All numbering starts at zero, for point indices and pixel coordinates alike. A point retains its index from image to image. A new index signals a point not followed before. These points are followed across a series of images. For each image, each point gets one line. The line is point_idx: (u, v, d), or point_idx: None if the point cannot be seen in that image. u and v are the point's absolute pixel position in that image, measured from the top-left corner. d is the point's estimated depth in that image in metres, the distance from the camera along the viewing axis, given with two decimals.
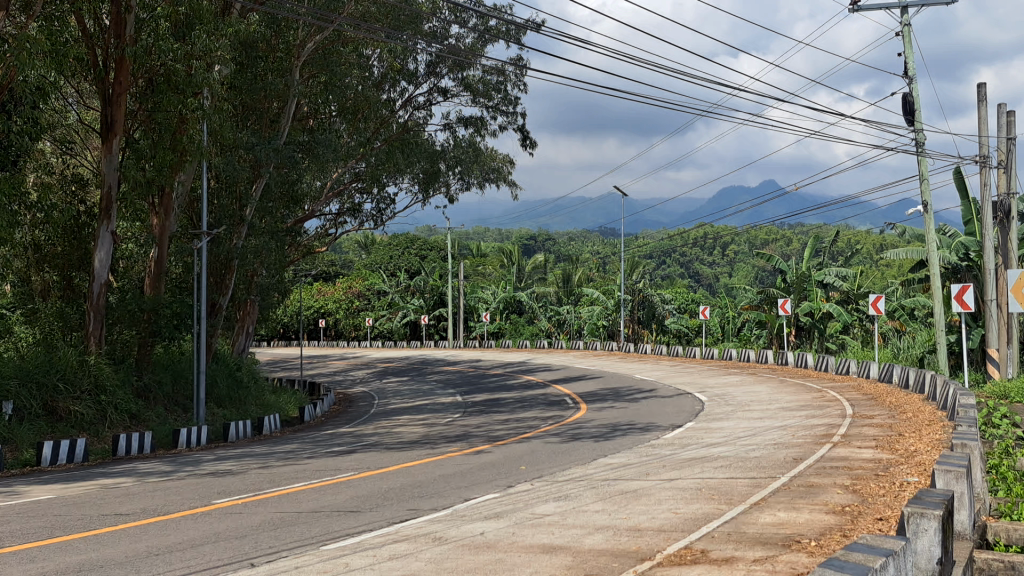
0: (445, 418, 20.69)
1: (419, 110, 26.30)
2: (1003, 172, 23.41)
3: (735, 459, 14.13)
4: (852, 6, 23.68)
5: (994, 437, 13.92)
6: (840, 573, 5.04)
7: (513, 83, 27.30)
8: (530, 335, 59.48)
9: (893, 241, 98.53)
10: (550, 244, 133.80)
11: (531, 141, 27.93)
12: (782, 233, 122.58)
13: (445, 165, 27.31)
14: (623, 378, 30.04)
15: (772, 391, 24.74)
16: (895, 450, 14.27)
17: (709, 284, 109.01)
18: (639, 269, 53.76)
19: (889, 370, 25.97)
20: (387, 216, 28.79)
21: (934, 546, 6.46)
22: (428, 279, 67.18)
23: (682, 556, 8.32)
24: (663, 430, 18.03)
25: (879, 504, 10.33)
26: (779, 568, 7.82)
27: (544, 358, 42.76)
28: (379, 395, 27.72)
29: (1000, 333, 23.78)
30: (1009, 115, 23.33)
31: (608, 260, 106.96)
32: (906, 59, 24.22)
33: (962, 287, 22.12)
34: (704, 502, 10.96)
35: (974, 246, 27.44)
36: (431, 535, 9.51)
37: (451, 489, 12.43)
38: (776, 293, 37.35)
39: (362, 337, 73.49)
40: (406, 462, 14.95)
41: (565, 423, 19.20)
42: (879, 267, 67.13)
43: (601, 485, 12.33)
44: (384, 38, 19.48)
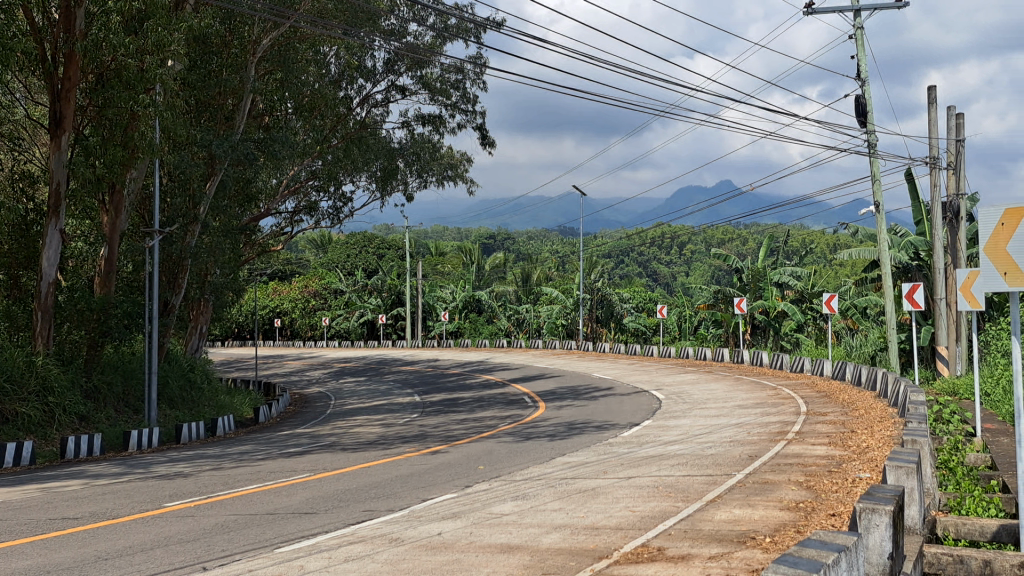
0: (403, 418, 20.57)
1: (377, 107, 26.09)
2: (953, 173, 23.88)
3: (692, 456, 14.24)
4: (806, 9, 24.04)
5: (945, 433, 14.16)
6: (793, 569, 5.06)
7: (471, 81, 27.18)
8: (490, 335, 59.40)
9: (847, 241, 99.80)
10: (508, 243, 134.05)
11: (490, 140, 27.82)
12: (738, 233, 123.86)
13: (403, 164, 27.14)
14: (581, 377, 30.07)
15: (728, 390, 24.99)
16: (847, 446, 14.49)
17: (666, 283, 109.69)
18: (598, 268, 53.92)
19: (842, 368, 26.34)
20: (344, 215, 28.58)
21: (885, 541, 6.54)
22: (386, 278, 66.82)
23: (638, 554, 8.34)
24: (620, 428, 18.11)
25: (833, 500, 10.47)
26: (733, 565, 7.87)
27: (501, 357, 42.69)
28: (336, 395, 27.50)
29: (949, 331, 24.23)
30: (958, 118, 23.78)
31: (567, 260, 107.10)
32: (859, 62, 24.63)
33: (913, 286, 22.44)
34: (661, 499, 11.02)
35: (924, 245, 27.97)
36: (388, 536, 9.43)
37: (408, 489, 12.35)
38: (732, 292, 37.71)
39: (318, 337, 72.93)
40: (362, 463, 14.83)
41: (523, 422, 19.17)
42: (834, 266, 68.01)
43: (559, 484, 12.34)
44: (342, 35, 19.24)
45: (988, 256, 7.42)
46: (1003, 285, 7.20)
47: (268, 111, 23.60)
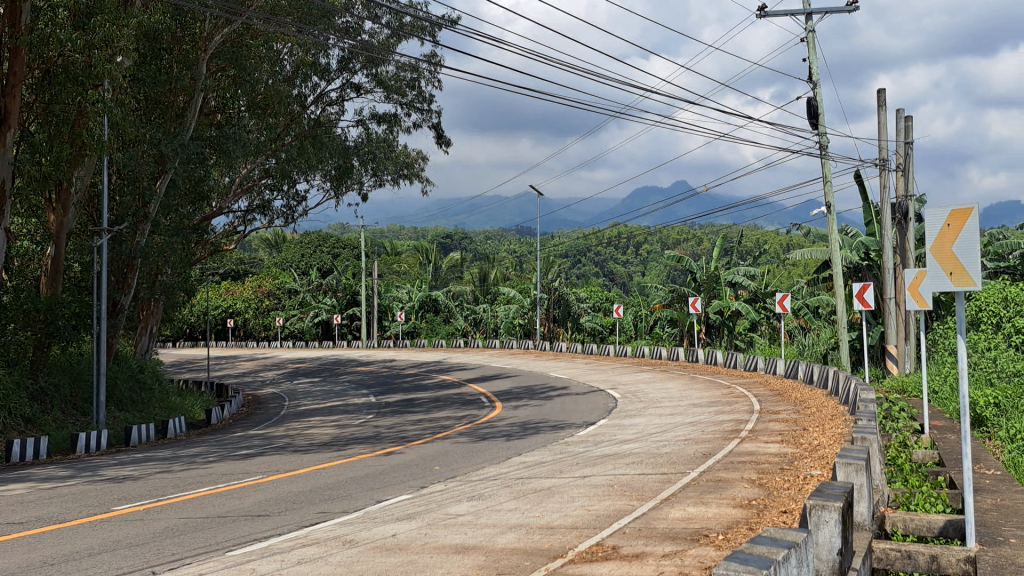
0: (357, 419, 20.41)
1: (331, 106, 25.90)
2: (901, 174, 24.34)
3: (646, 455, 14.34)
4: (758, 12, 24.34)
5: (893, 430, 14.41)
6: (744, 565, 5.09)
7: (427, 80, 27.09)
8: (447, 335, 59.26)
9: (800, 241, 101.20)
10: (465, 243, 134.01)
11: (446, 140, 27.76)
12: (693, 233, 125.08)
13: (357, 162, 26.95)
14: (538, 376, 30.11)
15: (683, 388, 25.20)
16: (799, 443, 14.71)
17: (622, 283, 110.39)
18: (555, 268, 54.15)
19: (794, 367, 26.69)
20: (298, 214, 28.33)
21: (834, 538, 6.62)
22: (341, 278, 66.35)
23: (593, 552, 8.37)
24: (576, 427, 18.17)
25: (784, 497, 10.60)
26: (687, 562, 7.93)
27: (458, 358, 42.63)
28: (290, 396, 27.24)
29: (899, 330, 24.71)
30: (907, 120, 24.24)
31: (524, 260, 107.19)
32: (810, 65, 24.99)
33: (863, 286, 22.80)
34: (615, 498, 11.08)
35: (874, 246, 28.47)
36: (342, 538, 9.35)
37: (363, 491, 12.25)
38: (686, 292, 38.07)
39: (272, 337, 72.24)
40: (316, 465, 14.69)
41: (478, 422, 19.13)
42: (786, 268, 68.90)
43: (514, 484, 12.34)
44: (296, 32, 19.04)
45: (934, 256, 7.57)
46: (949, 285, 7.33)
47: (221, 109, 23.30)
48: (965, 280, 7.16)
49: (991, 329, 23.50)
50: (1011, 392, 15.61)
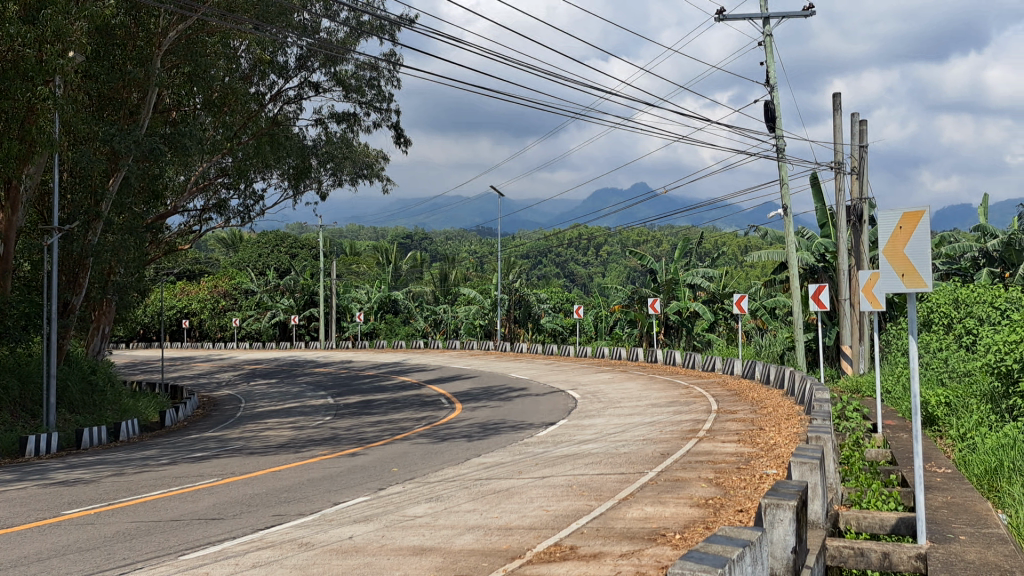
0: (315, 421, 20.25)
1: (289, 104, 25.65)
2: (857, 178, 24.72)
3: (605, 455, 14.39)
4: (717, 15, 24.55)
5: (847, 429, 14.62)
6: (698, 564, 5.09)
7: (387, 79, 26.93)
8: (406, 335, 58.99)
9: (758, 242, 102.28)
10: (425, 243, 133.82)
11: (405, 138, 27.59)
12: (653, 235, 125.89)
13: (316, 162, 26.75)
14: (498, 377, 30.06)
15: (642, 388, 25.35)
16: (756, 443, 14.87)
17: (583, 284, 110.78)
18: (516, 269, 54.22)
19: (751, 366, 27.00)
20: (255, 214, 28.03)
21: (789, 536, 6.68)
22: (299, 278, 65.79)
23: (550, 553, 8.38)
24: (535, 428, 18.21)
25: (741, 496, 10.72)
26: (644, 561, 7.97)
27: (417, 359, 42.51)
28: (246, 397, 26.98)
29: (853, 331, 25.13)
30: (862, 124, 24.63)
31: (485, 261, 107.05)
32: (768, 68, 25.28)
33: (818, 287, 23.08)
34: (574, 498, 11.11)
35: (830, 248, 28.89)
36: (297, 541, 9.25)
37: (320, 493, 12.15)
38: (646, 293, 38.33)
39: (228, 338, 71.58)
40: (273, 467, 14.55)
41: (437, 423, 19.05)
42: (743, 269, 69.54)
43: (473, 485, 12.31)
44: (253, 30, 18.78)
45: (887, 257, 7.68)
46: (901, 286, 7.42)
47: (176, 106, 22.93)
48: (917, 281, 7.25)
49: (943, 329, 23.96)
50: (962, 390, 15.90)
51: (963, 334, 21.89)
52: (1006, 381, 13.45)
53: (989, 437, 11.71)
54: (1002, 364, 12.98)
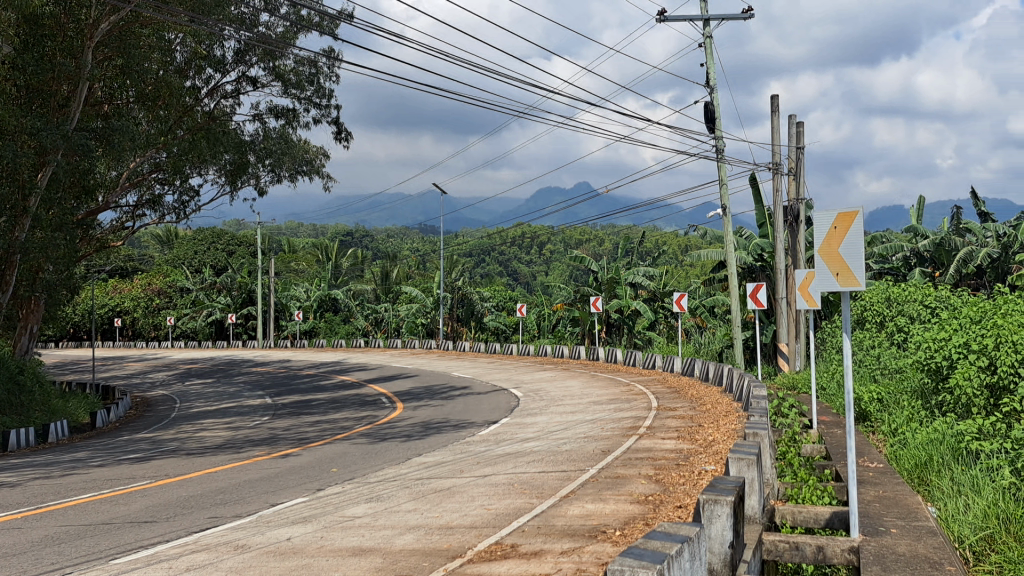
0: (252, 421, 19.91)
1: (226, 99, 25.15)
2: (793, 178, 25.18)
3: (546, 453, 14.40)
4: (658, 16, 24.77)
5: (784, 425, 14.85)
6: (638, 560, 5.07)
7: (327, 75, 26.58)
8: (347, 334, 58.39)
9: (697, 242, 103.65)
10: (367, 241, 132.77)
11: (345, 134, 27.27)
12: (595, 234, 126.68)
13: (253, 157, 26.35)
14: (439, 376, 29.90)
15: (584, 386, 25.49)
16: (695, 440, 15.02)
17: (526, 283, 110.97)
18: (458, 267, 54.06)
19: (691, 364, 27.36)
20: (190, 210, 27.47)
21: (726, 531, 6.74)
22: (236, 276, 64.70)
23: (491, 551, 8.34)
24: (477, 427, 18.15)
25: (680, 493, 10.81)
26: (584, 559, 7.96)
27: (358, 358, 42.13)
28: (180, 398, 26.40)
29: (789, 328, 25.56)
30: (798, 126, 25.08)
31: (427, 259, 106.50)
32: (708, 70, 25.60)
33: (756, 285, 23.39)
34: (515, 496, 11.09)
35: (768, 247, 29.35)
36: (233, 543, 9.07)
37: (256, 494, 11.93)
38: (588, 291, 38.55)
39: (163, 337, 70.11)
40: (208, 468, 14.25)
41: (378, 423, 18.85)
42: (684, 268, 70.27)
43: (413, 485, 12.20)
44: (189, 22, 18.36)
45: (823, 257, 7.79)
46: (836, 285, 7.54)
47: (108, 99, 22.33)
48: (851, 281, 7.38)
49: (876, 327, 24.51)
50: (894, 387, 16.24)
51: (894, 332, 22.41)
52: (935, 377, 13.74)
53: (920, 432, 11.95)
54: (932, 360, 13.24)
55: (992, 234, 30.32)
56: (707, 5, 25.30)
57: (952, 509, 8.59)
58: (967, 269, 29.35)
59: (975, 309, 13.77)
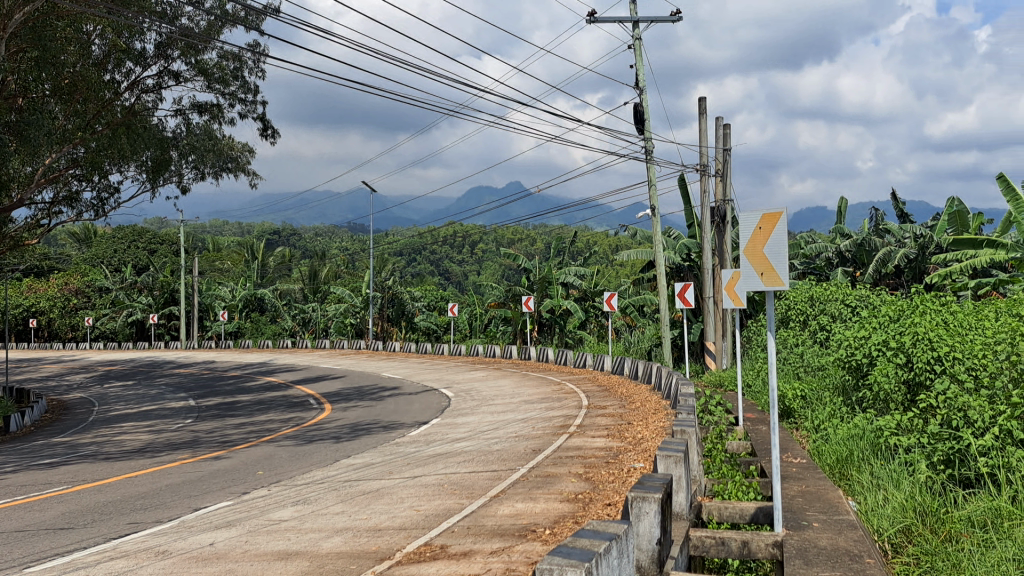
0: (174, 424, 19.42)
1: (147, 93, 24.49)
2: (720, 180, 25.60)
3: (476, 453, 14.35)
4: (588, 16, 24.91)
5: (711, 422, 15.07)
6: (568, 559, 5.04)
7: (252, 69, 26.03)
8: (273, 335, 57.52)
9: (627, 242, 104.74)
10: (295, 240, 130.87)
11: (271, 131, 26.73)
12: (527, 234, 127.10)
13: (176, 153, 25.74)
14: (368, 377, 29.58)
15: (515, 385, 25.55)
16: (624, 438, 15.15)
17: (457, 281, 110.78)
18: (389, 266, 53.62)
19: (621, 363, 27.67)
20: (110, 207, 26.68)
21: (654, 528, 6.77)
22: (158, 275, 63.17)
23: (420, 553, 8.25)
24: (407, 427, 17.99)
25: (609, 490, 10.90)
26: (514, 558, 7.94)
27: (285, 358, 41.49)
28: (99, 400, 25.61)
29: (716, 327, 25.99)
30: (725, 128, 25.53)
31: (356, 258, 105.37)
32: (637, 71, 25.85)
33: (684, 284, 23.68)
34: (445, 497, 11.01)
35: (695, 247, 29.81)
36: (154, 550, 8.79)
37: (179, 499, 11.60)
38: (520, 290, 38.63)
39: (81, 338, 68.05)
40: (128, 473, 13.83)
41: (305, 425, 18.55)
42: (614, 267, 71.03)
43: (341, 487, 12.02)
44: (108, 15, 17.79)
45: (747, 257, 7.90)
46: (761, 285, 7.66)
47: (21, 92, 21.50)
48: (775, 281, 7.49)
49: (799, 325, 25.08)
50: (817, 385, 16.64)
51: (817, 330, 22.94)
52: (856, 373, 14.07)
53: (841, 428, 12.24)
54: (853, 357, 13.59)
55: (910, 235, 31.26)
56: (636, 7, 25.55)
57: (871, 503, 8.79)
58: (887, 269, 30.18)
59: (893, 308, 14.16)
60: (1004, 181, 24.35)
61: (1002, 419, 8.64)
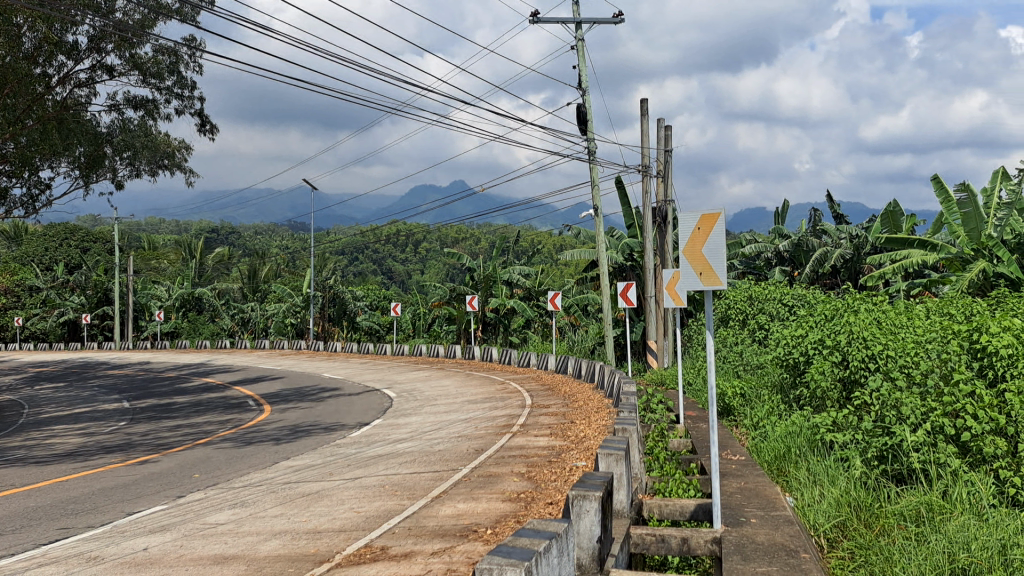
0: (107, 426, 18.97)
1: (80, 88, 23.86)
2: (662, 181, 25.87)
3: (419, 454, 14.27)
4: (531, 17, 24.96)
5: (652, 421, 15.19)
6: (506, 558, 5.03)
7: (188, 65, 25.50)
8: (211, 335, 56.60)
9: (570, 241, 105.21)
10: (233, 238, 128.79)
11: (209, 127, 26.23)
12: (471, 233, 126.90)
13: (110, 149, 25.15)
14: (310, 377, 29.27)
15: (458, 385, 25.52)
16: (567, 437, 15.21)
17: (401, 280, 110.28)
18: (330, 265, 53.14)
19: (564, 362, 27.81)
20: (40, 204, 25.93)
21: (594, 526, 6.80)
22: (91, 275, 61.70)
23: (360, 555, 8.17)
24: (348, 429, 17.82)
25: (551, 489, 10.94)
26: (455, 559, 7.92)
27: (223, 359, 40.84)
28: (29, 403, 24.89)
29: (658, 326, 26.24)
30: (666, 130, 25.80)
31: (298, 257, 104.15)
32: (580, 72, 25.98)
33: (627, 284, 23.82)
34: (387, 498, 10.93)
35: (637, 247, 30.08)
36: (84, 555, 8.58)
37: (111, 503, 11.34)
38: (463, 290, 38.55)
39: (10, 338, 66.16)
40: (58, 477, 13.46)
41: (244, 427, 18.27)
42: (557, 266, 71.36)
43: (280, 489, 11.86)
44: (40, 8, 17.29)
45: (686, 258, 7.97)
46: (699, 284, 7.73)
47: None
48: (714, 280, 7.58)
49: (739, 324, 25.44)
50: (757, 383, 16.92)
51: (755, 329, 23.28)
52: (793, 372, 14.33)
53: (779, 425, 12.44)
54: (790, 355, 13.82)
55: (845, 236, 31.97)
56: (579, 8, 25.68)
57: (808, 498, 8.93)
58: (823, 269, 30.80)
59: (829, 307, 14.45)
60: (938, 181, 25.09)
61: (935, 416, 8.85)
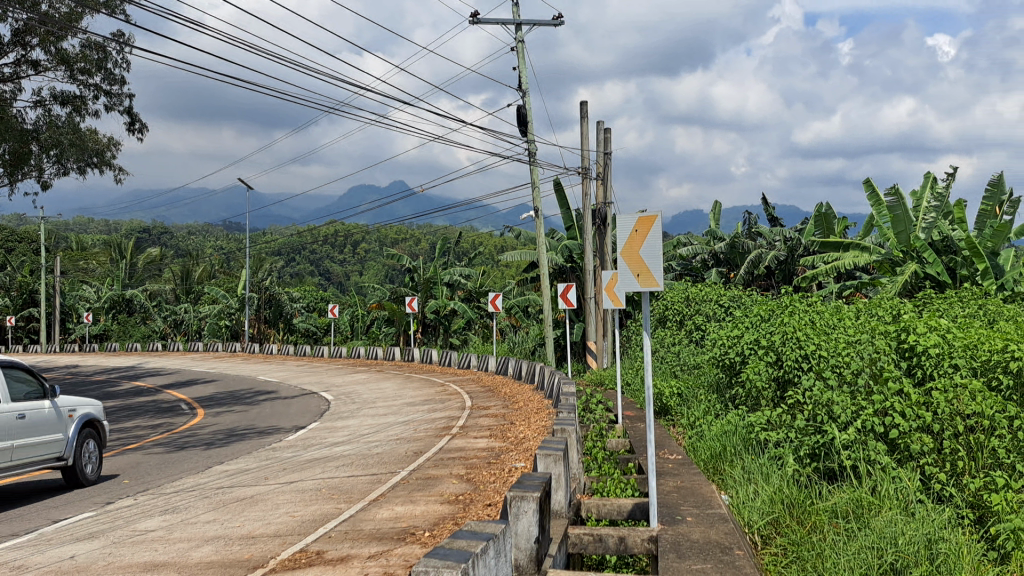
0: None
1: (4, 82, 23.10)
2: (601, 183, 26.04)
3: (356, 457, 14.13)
4: (472, 18, 24.90)
5: (591, 421, 15.27)
6: (442, 560, 4.99)
7: (118, 61, 24.90)
8: (142, 337, 55.35)
9: (510, 242, 105.47)
10: (167, 238, 126.18)
11: (140, 124, 25.63)
12: (411, 234, 126.37)
13: (36, 146, 24.38)
14: (245, 380, 28.78)
15: (397, 387, 25.36)
16: (505, 438, 15.22)
17: (339, 282, 109.31)
18: (266, 266, 52.44)
19: (505, 362, 27.84)
20: None
21: (532, 526, 6.78)
22: (15, 275, 59.88)
23: (296, 559, 8.04)
24: (284, 432, 17.55)
25: (490, 490, 10.92)
26: (392, 562, 7.84)
27: (155, 362, 39.95)
28: None
29: (597, 327, 26.40)
30: (605, 133, 25.98)
31: (234, 257, 102.52)
32: (521, 73, 26.02)
33: (566, 285, 23.91)
34: (323, 501, 10.79)
35: (576, 249, 30.25)
36: (7, 565, 8.28)
37: (35, 510, 10.96)
38: (402, 291, 38.33)
39: None
40: None
41: (177, 431, 17.87)
42: (497, 267, 71.56)
43: (214, 494, 11.62)
44: None
45: (624, 259, 8.03)
46: (636, 285, 7.77)
47: None
48: (651, 281, 7.64)
49: (676, 324, 25.74)
50: (694, 383, 17.10)
51: (692, 330, 23.54)
52: (729, 372, 14.51)
53: (714, 424, 12.57)
54: (726, 356, 13.99)
55: (780, 238, 32.59)
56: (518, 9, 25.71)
57: (742, 496, 9.02)
58: (758, 270, 31.36)
59: (763, 307, 14.67)
60: (869, 185, 25.65)
61: (865, 413, 9.00)
